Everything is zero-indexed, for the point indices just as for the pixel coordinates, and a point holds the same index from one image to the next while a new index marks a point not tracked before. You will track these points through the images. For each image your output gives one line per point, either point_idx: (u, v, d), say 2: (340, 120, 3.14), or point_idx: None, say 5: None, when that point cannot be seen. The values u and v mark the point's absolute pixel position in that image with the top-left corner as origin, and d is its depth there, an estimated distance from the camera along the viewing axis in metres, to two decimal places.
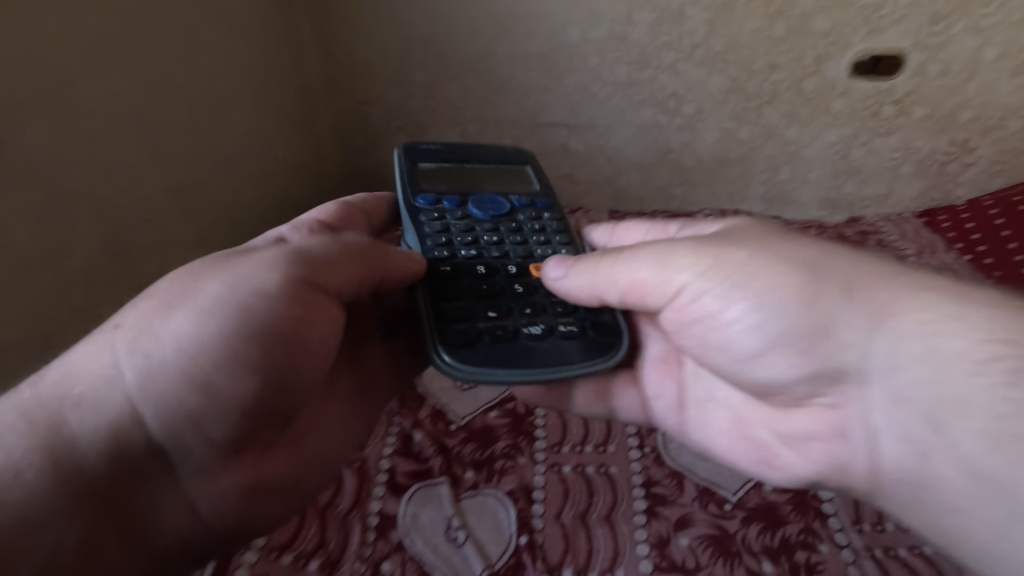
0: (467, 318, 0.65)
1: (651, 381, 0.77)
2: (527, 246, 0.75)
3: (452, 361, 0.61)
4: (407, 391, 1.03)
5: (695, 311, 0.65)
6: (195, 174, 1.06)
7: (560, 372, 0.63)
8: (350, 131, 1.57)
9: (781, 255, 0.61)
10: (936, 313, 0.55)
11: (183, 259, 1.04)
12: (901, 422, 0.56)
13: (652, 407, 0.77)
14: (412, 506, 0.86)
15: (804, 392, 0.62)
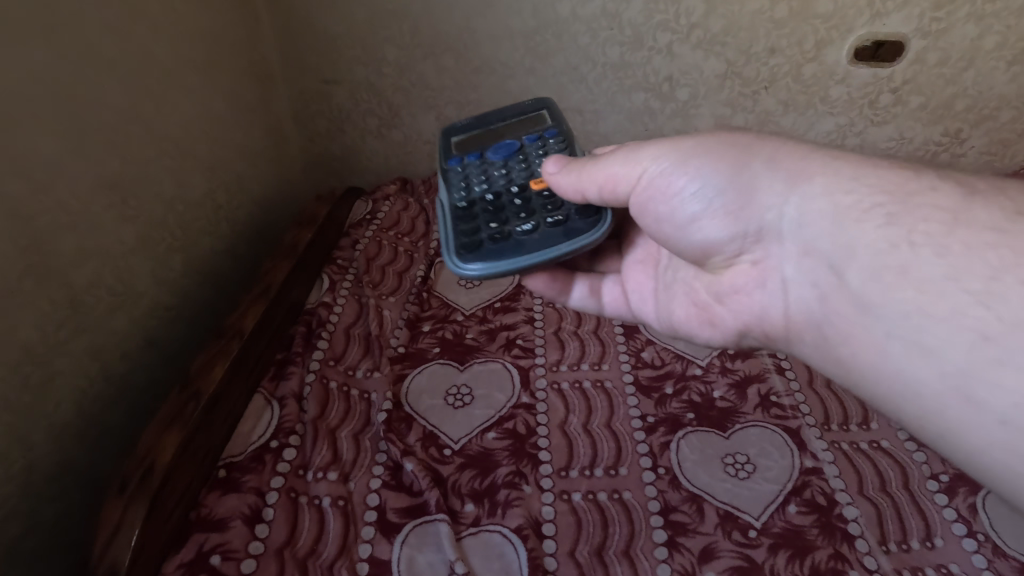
0: (474, 230, 0.69)
1: (633, 272, 0.79)
2: (529, 168, 0.78)
3: (477, 266, 0.65)
4: (393, 412, 0.92)
5: (646, 191, 0.65)
6: (133, 166, 0.90)
7: (569, 247, 0.66)
8: (312, 113, 1.42)
9: (743, 152, 0.60)
10: (864, 173, 0.52)
11: (124, 268, 0.88)
12: (812, 284, 0.53)
13: (635, 294, 0.78)
14: (407, 549, 0.76)
15: (729, 253, 0.61)
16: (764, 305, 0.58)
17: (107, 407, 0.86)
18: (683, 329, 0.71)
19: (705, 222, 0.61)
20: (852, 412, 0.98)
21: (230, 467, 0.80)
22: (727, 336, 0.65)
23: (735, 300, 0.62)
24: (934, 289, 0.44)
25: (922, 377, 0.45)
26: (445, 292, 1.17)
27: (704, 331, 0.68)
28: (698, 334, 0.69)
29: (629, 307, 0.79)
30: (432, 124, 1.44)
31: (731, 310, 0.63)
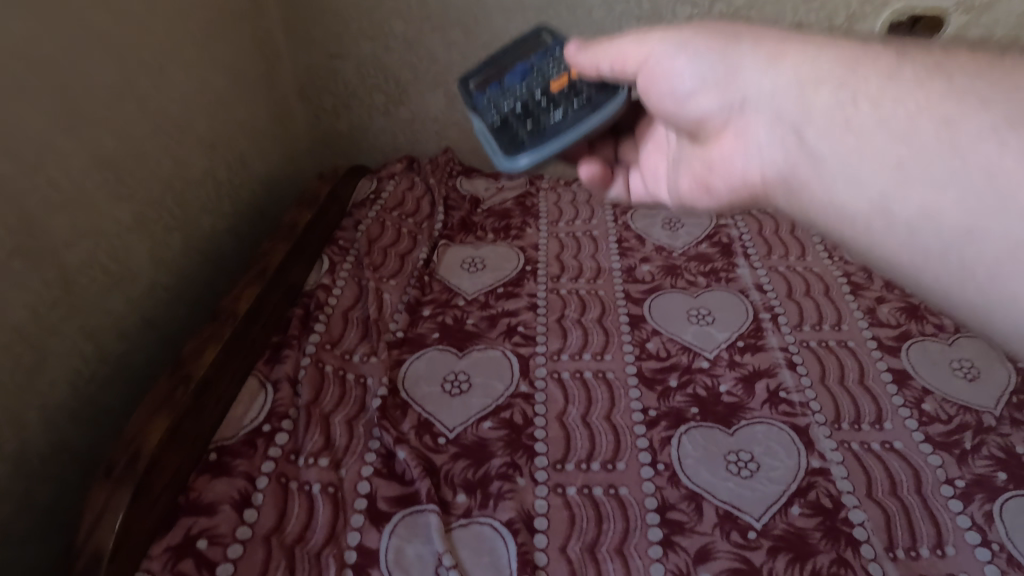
0: (514, 135, 0.71)
1: (650, 156, 0.73)
2: (543, 70, 0.76)
3: (531, 157, 0.69)
4: (389, 398, 0.90)
5: (652, 70, 0.61)
6: (130, 143, 0.88)
7: (600, 117, 0.68)
8: (318, 90, 1.40)
9: (738, 32, 0.53)
10: (831, 39, 0.47)
11: (119, 247, 0.87)
12: (776, 146, 0.50)
13: (653, 177, 0.72)
14: (395, 539, 0.74)
15: (713, 122, 0.56)
16: (740, 173, 0.55)
17: (103, 386, 0.86)
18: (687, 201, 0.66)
19: (698, 96, 0.56)
20: (865, 412, 0.94)
21: (221, 452, 0.79)
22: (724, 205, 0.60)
23: (716, 165, 0.58)
24: (862, 128, 0.44)
25: (855, 206, 0.44)
26: (447, 275, 1.15)
27: (703, 200, 0.63)
28: (698, 203, 0.64)
29: (648, 192, 0.73)
30: (441, 101, 1.40)
31: (721, 182, 0.58)
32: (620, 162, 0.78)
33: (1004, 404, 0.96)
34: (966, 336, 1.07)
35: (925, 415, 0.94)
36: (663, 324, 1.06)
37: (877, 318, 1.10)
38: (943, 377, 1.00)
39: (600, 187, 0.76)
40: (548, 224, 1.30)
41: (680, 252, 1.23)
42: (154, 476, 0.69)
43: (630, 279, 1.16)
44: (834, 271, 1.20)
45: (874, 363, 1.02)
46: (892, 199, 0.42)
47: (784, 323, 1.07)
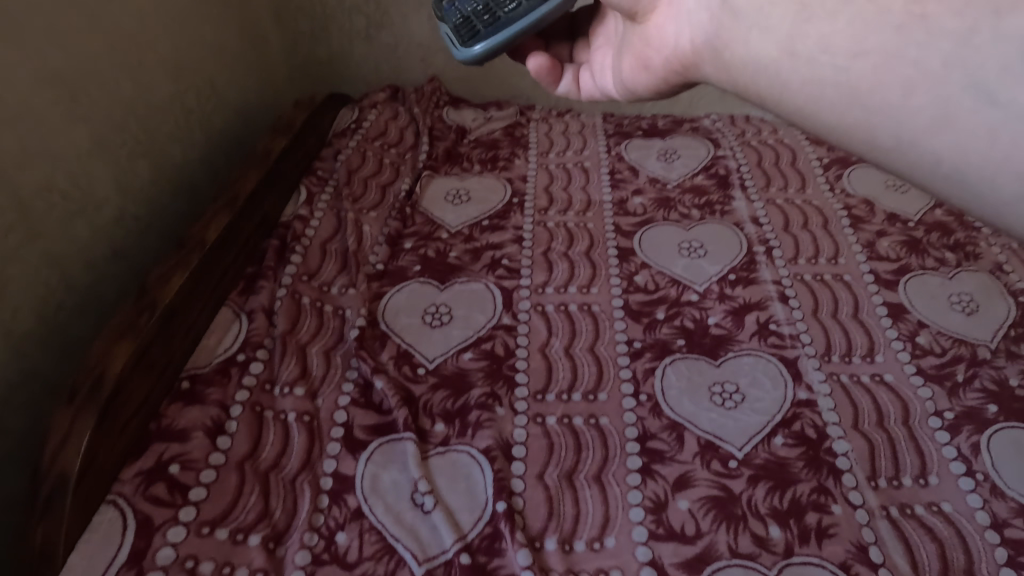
0: (473, 27, 0.73)
1: (599, 52, 0.68)
2: None
3: (481, 47, 0.70)
4: (367, 330, 0.88)
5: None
6: (82, 56, 0.82)
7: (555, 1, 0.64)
8: (294, 12, 1.31)
9: None
10: None
11: (79, 171, 0.83)
12: (705, 17, 0.53)
13: (595, 71, 0.69)
14: (371, 466, 0.74)
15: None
16: (670, 49, 0.57)
17: (72, 316, 0.84)
18: (625, 86, 0.65)
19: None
20: (857, 345, 0.92)
21: (193, 380, 0.78)
22: (662, 83, 0.61)
23: (652, 39, 0.59)
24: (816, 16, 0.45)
25: (765, 51, 0.48)
26: (430, 208, 1.10)
27: (641, 81, 0.63)
28: (636, 86, 0.64)
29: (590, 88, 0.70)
30: (424, 24, 1.32)
31: (657, 56, 0.59)
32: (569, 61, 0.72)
33: (1001, 338, 0.93)
34: (968, 270, 1.04)
35: (918, 348, 0.92)
36: (653, 257, 1.02)
37: (876, 251, 1.06)
38: (940, 310, 0.97)
39: (548, 79, 0.70)
40: (537, 155, 1.24)
41: (675, 184, 1.18)
42: (120, 401, 0.68)
43: (621, 211, 1.11)
44: (835, 204, 1.15)
45: (869, 297, 0.99)
46: (798, 40, 0.46)
47: (779, 256, 1.04)
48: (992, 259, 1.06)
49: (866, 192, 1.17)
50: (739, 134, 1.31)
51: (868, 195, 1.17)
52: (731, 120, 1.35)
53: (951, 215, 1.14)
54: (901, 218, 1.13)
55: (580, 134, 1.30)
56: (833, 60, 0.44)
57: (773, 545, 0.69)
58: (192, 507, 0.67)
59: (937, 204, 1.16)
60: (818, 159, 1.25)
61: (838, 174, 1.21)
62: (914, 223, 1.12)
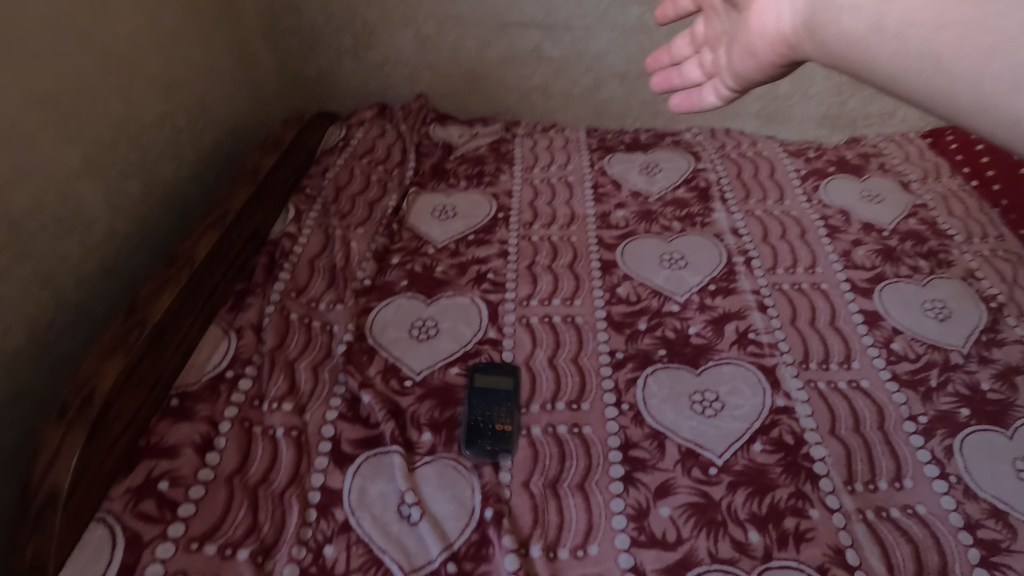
0: None
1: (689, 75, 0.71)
2: None
3: None
4: (354, 344, 0.90)
5: None
6: (73, 80, 0.84)
7: None
8: (282, 31, 1.34)
9: None
10: None
11: (70, 193, 0.85)
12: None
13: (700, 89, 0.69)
14: (358, 479, 0.75)
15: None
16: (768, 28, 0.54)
17: (63, 335, 0.85)
18: (736, 76, 0.61)
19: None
20: (834, 352, 0.94)
21: (183, 397, 0.79)
22: (775, 67, 0.56)
23: (751, 27, 0.56)
24: None
25: (853, 29, 0.45)
26: (417, 223, 1.12)
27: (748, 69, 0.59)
28: (747, 74, 0.59)
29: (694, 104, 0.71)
30: (411, 43, 1.34)
31: (760, 43, 0.55)
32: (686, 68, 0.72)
33: (973, 343, 0.96)
34: (941, 277, 1.07)
35: (893, 354, 0.94)
36: (635, 269, 1.05)
37: (852, 260, 1.09)
38: (915, 317, 1.00)
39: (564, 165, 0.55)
40: (522, 170, 1.27)
41: (657, 197, 1.21)
42: (109, 419, 0.69)
43: (604, 225, 1.14)
44: (812, 215, 1.18)
45: (846, 305, 1.01)
46: (885, 17, 0.43)
47: (758, 266, 1.06)
48: (965, 266, 1.09)
49: (843, 203, 1.20)
50: (720, 147, 1.34)
51: (844, 205, 1.20)
52: (712, 134, 1.38)
53: (924, 224, 1.17)
54: (877, 227, 1.16)
55: (564, 149, 1.33)
56: (915, 32, 0.41)
57: (752, 549, 0.71)
58: (180, 523, 0.68)
59: (911, 214, 1.19)
60: (795, 171, 1.28)
61: (816, 185, 1.24)
62: (889, 232, 1.15)
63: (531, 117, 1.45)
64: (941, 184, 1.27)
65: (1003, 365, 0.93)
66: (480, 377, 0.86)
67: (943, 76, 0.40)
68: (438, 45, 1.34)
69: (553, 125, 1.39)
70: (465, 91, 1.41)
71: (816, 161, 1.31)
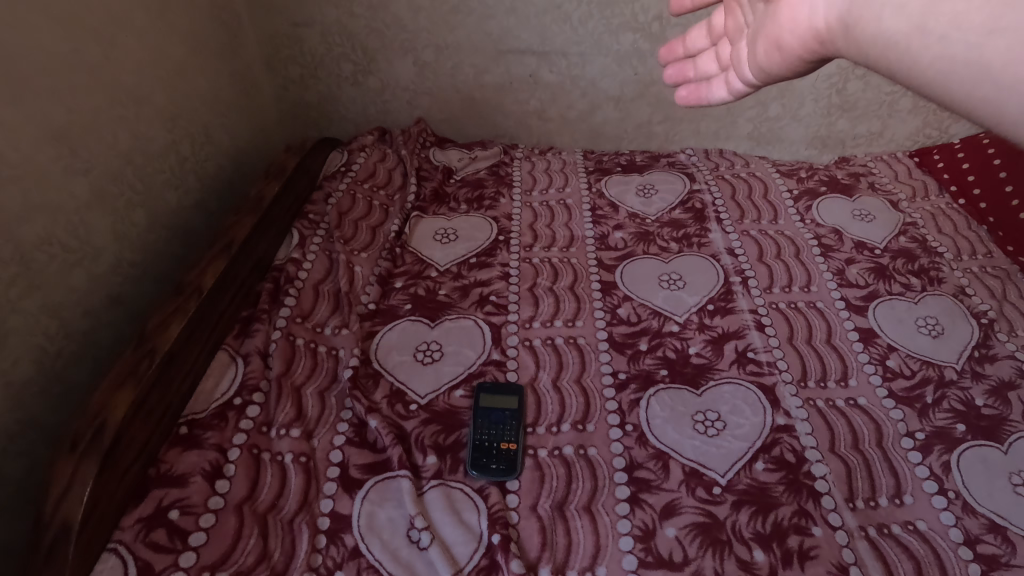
0: None
1: (700, 69, 0.76)
2: None
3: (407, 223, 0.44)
4: (360, 369, 0.91)
5: None
6: (82, 114, 0.86)
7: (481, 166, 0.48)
8: (283, 59, 1.36)
9: None
10: None
11: (79, 224, 0.86)
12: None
13: (709, 81, 0.74)
14: (368, 505, 0.75)
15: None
16: (803, 25, 0.53)
17: (70, 364, 0.86)
18: (760, 68, 0.61)
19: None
20: (831, 370, 0.96)
21: (192, 425, 0.79)
22: (802, 62, 0.56)
23: (782, 19, 0.55)
24: None
25: (897, 30, 0.45)
26: (419, 247, 1.14)
27: (776, 61, 0.59)
28: (773, 67, 0.60)
29: (701, 95, 0.75)
30: (410, 70, 1.37)
31: (791, 36, 0.55)
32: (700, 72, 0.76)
33: (965, 359, 0.98)
34: (933, 294, 1.09)
35: (889, 371, 0.96)
36: (634, 290, 1.07)
37: (846, 278, 1.11)
38: (908, 334, 1.02)
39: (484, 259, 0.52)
40: (521, 193, 1.29)
41: (654, 218, 1.23)
42: (120, 449, 0.70)
43: (603, 246, 1.16)
44: (806, 234, 1.20)
45: (841, 323, 1.03)
46: (931, 17, 0.43)
47: (755, 286, 1.09)
48: (955, 282, 1.12)
49: (835, 222, 1.23)
50: (714, 168, 1.37)
51: (837, 224, 1.23)
52: (706, 155, 1.41)
53: (914, 241, 1.20)
54: (869, 246, 1.19)
55: (562, 171, 1.35)
56: (946, 27, 0.42)
57: (758, 568, 0.72)
58: (192, 553, 0.68)
59: (901, 232, 1.22)
60: (788, 191, 1.31)
61: (808, 205, 1.27)
62: (881, 250, 1.18)
63: (529, 140, 1.48)
64: (930, 203, 1.31)
65: (996, 380, 0.95)
66: (486, 398, 0.87)
67: (966, 69, 0.42)
68: (437, 72, 1.37)
69: (551, 148, 1.42)
70: (464, 116, 1.44)
71: (808, 181, 1.34)
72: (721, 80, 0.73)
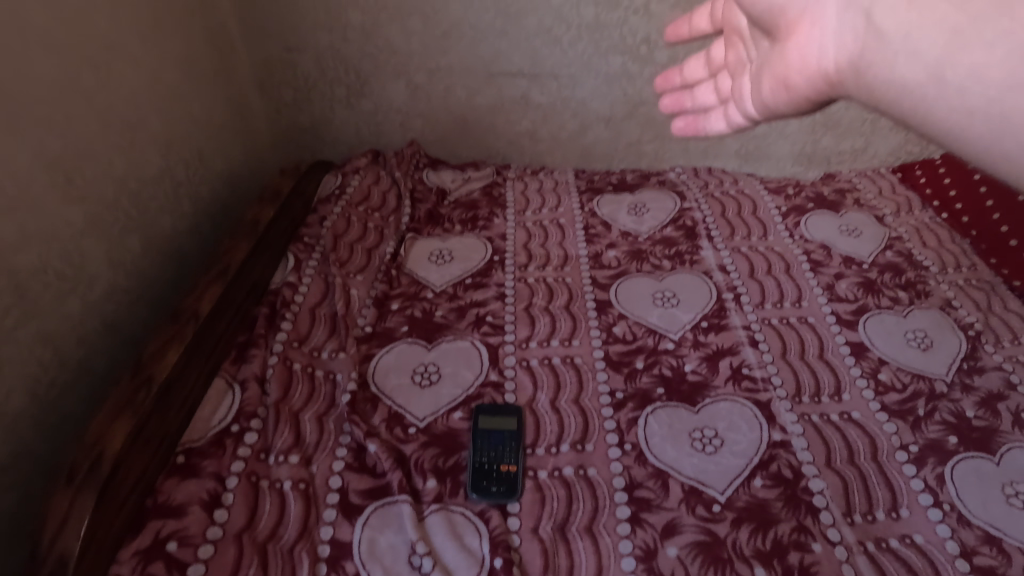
0: None
1: (696, 101, 0.79)
2: None
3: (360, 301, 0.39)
4: (358, 392, 0.90)
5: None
6: (78, 144, 0.86)
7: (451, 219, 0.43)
8: (277, 84, 1.37)
9: None
10: None
11: (75, 251, 0.86)
12: (839, 38, 0.49)
13: (707, 114, 0.76)
14: (368, 531, 0.75)
15: (789, 12, 0.53)
16: (813, 70, 0.52)
17: (64, 393, 0.85)
18: (764, 105, 0.61)
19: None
20: (824, 385, 0.97)
21: (189, 453, 0.79)
22: (810, 102, 0.56)
23: (790, 59, 0.54)
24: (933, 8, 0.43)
25: (913, 78, 0.44)
26: (415, 268, 1.15)
27: (781, 99, 0.58)
28: (778, 105, 0.60)
29: (698, 126, 0.78)
30: (403, 93, 1.39)
31: (800, 77, 0.54)
32: (696, 103, 0.79)
33: (955, 371, 1.00)
34: (920, 307, 1.11)
35: (881, 385, 0.98)
36: (629, 308, 1.08)
37: (836, 293, 1.13)
38: (898, 347, 1.04)
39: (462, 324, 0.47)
40: (515, 213, 1.30)
41: (646, 236, 1.25)
42: (117, 479, 0.69)
43: (596, 265, 1.17)
44: (795, 250, 1.23)
45: (833, 337, 1.05)
46: (950, 66, 0.42)
47: (747, 302, 1.10)
48: (942, 295, 1.14)
49: (823, 237, 1.25)
50: (703, 186, 1.39)
51: (825, 239, 1.25)
52: (695, 173, 1.43)
53: (900, 255, 1.23)
54: (856, 260, 1.21)
55: (554, 191, 1.37)
56: (958, 81, 0.41)
57: None
58: None
59: (887, 246, 1.25)
60: (777, 207, 1.34)
61: (796, 221, 1.30)
62: (868, 265, 1.20)
63: (521, 160, 1.49)
64: (914, 217, 1.34)
65: (985, 391, 0.97)
66: (485, 419, 0.87)
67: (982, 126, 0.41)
68: (429, 94, 1.39)
69: (543, 168, 1.44)
70: (456, 137, 1.46)
71: (796, 198, 1.36)
72: (719, 113, 0.75)
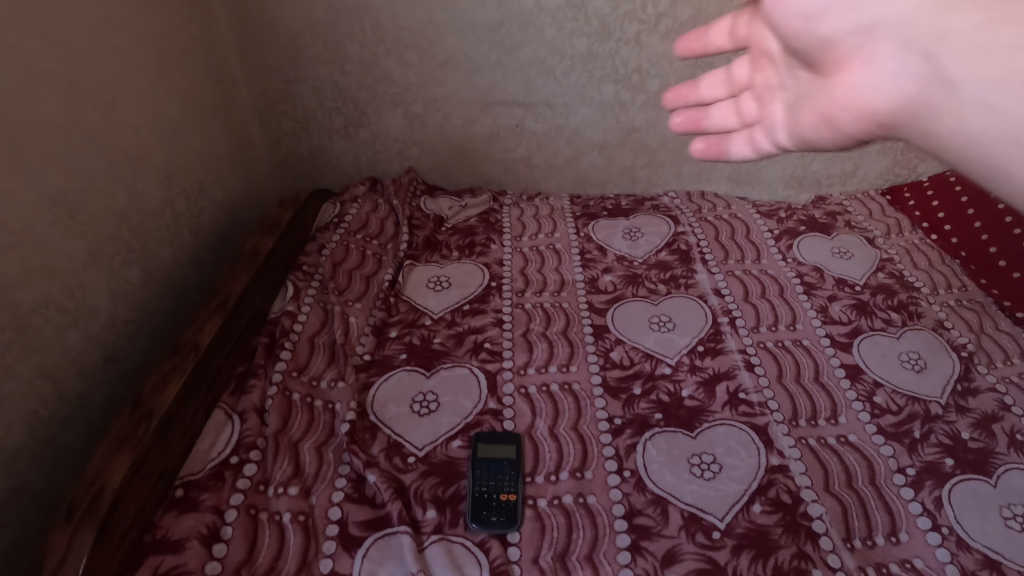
0: None
1: (716, 115, 0.70)
2: None
3: None
4: (357, 422, 0.91)
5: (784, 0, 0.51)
6: (81, 180, 0.88)
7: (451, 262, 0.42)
8: (276, 115, 1.39)
9: None
10: None
11: (76, 285, 0.87)
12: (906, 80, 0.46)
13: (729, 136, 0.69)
14: (368, 563, 0.75)
15: (836, 47, 0.50)
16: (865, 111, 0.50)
17: (63, 428, 0.85)
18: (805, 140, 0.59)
19: (829, 13, 0.48)
20: (821, 408, 0.98)
21: (187, 486, 0.79)
22: (855, 140, 0.54)
23: (837, 98, 0.52)
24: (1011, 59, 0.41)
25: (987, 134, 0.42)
26: (413, 295, 1.16)
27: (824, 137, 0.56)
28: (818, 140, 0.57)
29: (721, 149, 0.70)
30: (401, 122, 1.41)
31: (846, 115, 0.52)
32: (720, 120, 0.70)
33: (949, 393, 1.01)
34: (913, 329, 1.13)
35: (877, 408, 0.99)
36: (626, 333, 1.09)
37: (829, 315, 1.15)
38: (893, 369, 1.05)
39: None
40: (511, 239, 1.32)
41: (642, 260, 1.27)
42: (117, 514, 0.70)
43: (593, 290, 1.19)
44: (788, 273, 1.24)
45: (828, 360, 1.06)
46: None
47: (742, 326, 1.11)
48: (934, 316, 1.16)
49: (816, 260, 1.27)
50: (697, 210, 1.41)
51: (818, 262, 1.27)
52: (688, 197, 1.45)
53: (891, 277, 1.24)
54: (849, 283, 1.22)
55: (550, 217, 1.39)
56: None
57: None
58: None
59: (879, 268, 1.27)
60: (769, 230, 1.36)
61: (789, 244, 1.32)
62: (861, 287, 1.22)
63: (517, 186, 1.52)
64: (904, 238, 1.36)
65: (980, 413, 0.98)
66: (483, 448, 0.87)
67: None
68: (426, 123, 1.41)
69: (539, 194, 1.46)
70: (453, 165, 1.48)
71: (788, 221, 1.38)
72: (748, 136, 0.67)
